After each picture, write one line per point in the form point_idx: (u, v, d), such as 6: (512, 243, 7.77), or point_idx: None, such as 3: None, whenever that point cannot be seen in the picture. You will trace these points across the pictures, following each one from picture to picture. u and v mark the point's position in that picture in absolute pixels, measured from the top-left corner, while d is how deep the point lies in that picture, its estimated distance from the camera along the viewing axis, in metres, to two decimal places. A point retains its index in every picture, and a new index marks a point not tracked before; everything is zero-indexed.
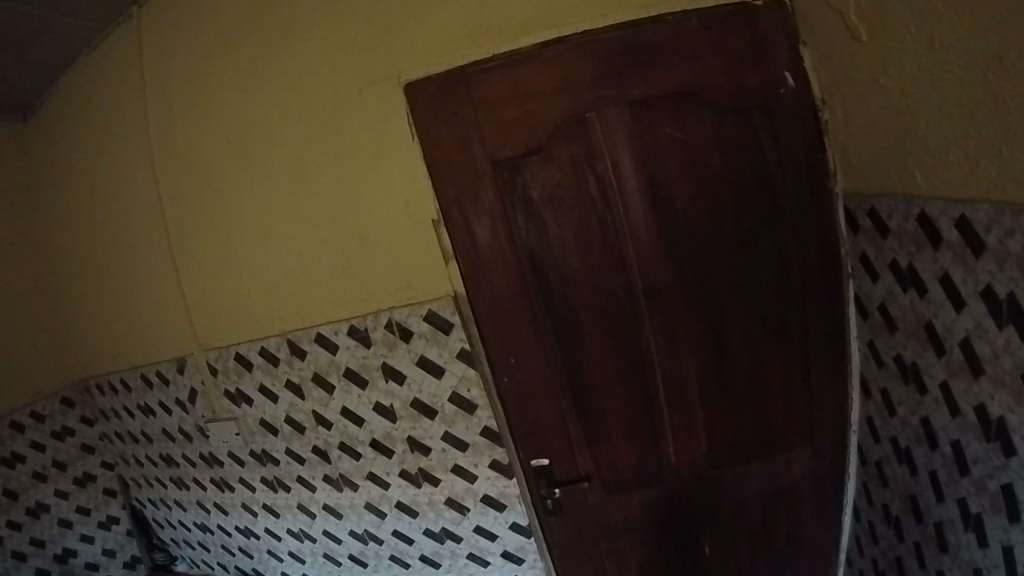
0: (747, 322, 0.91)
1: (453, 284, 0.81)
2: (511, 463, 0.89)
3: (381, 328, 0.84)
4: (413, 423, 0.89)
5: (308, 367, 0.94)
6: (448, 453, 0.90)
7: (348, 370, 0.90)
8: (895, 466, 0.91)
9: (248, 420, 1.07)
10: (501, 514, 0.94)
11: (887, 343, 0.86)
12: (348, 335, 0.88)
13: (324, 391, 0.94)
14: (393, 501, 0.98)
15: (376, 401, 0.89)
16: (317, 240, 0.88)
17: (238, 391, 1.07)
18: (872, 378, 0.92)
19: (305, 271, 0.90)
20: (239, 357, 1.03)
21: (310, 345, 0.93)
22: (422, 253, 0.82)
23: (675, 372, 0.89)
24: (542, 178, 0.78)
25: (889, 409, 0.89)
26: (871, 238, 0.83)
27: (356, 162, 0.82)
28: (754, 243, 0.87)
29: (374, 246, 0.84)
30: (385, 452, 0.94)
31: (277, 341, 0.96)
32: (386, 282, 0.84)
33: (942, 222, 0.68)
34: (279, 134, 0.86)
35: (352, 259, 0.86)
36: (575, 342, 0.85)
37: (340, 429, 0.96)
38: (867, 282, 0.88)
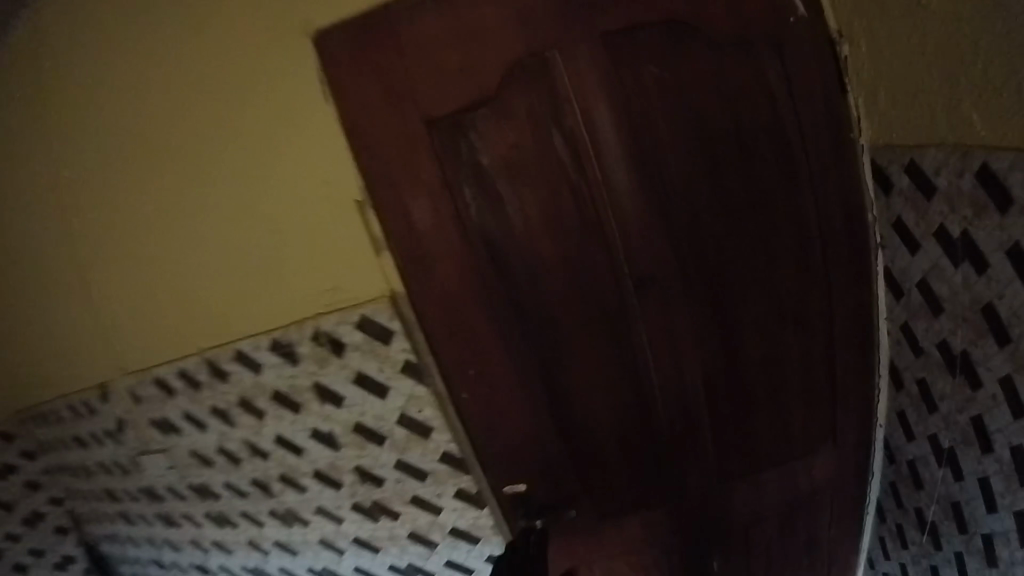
0: (757, 307, 0.76)
1: (390, 282, 0.64)
2: (480, 492, 0.75)
3: (308, 341, 0.69)
4: (360, 452, 0.76)
5: (234, 391, 0.78)
6: (405, 484, 0.77)
7: (276, 393, 0.75)
8: (935, 468, 0.86)
9: (181, 449, 0.89)
10: (475, 548, 0.81)
11: (930, 328, 0.79)
12: (271, 352, 0.72)
13: (253, 418, 0.79)
14: (350, 537, 0.85)
15: (314, 427, 0.76)
16: (215, 238, 0.69)
17: (164, 419, 0.88)
18: (908, 369, 0.87)
19: (206, 277, 0.71)
20: (158, 382, 0.84)
21: (231, 365, 0.76)
22: (348, 246, 0.64)
23: (671, 369, 0.76)
24: (493, 139, 0.62)
25: (928, 401, 0.83)
26: (910, 202, 0.74)
27: (251, 132, 0.63)
28: (765, 211, 0.71)
29: (287, 241, 0.65)
30: (332, 485, 0.81)
31: (196, 361, 0.79)
32: (306, 285, 0.67)
33: (1011, 178, 0.59)
34: (150, 100, 0.65)
35: (261, 259, 0.67)
36: (552, 342, 0.70)
37: (278, 459, 0.82)
38: (900, 255, 0.79)
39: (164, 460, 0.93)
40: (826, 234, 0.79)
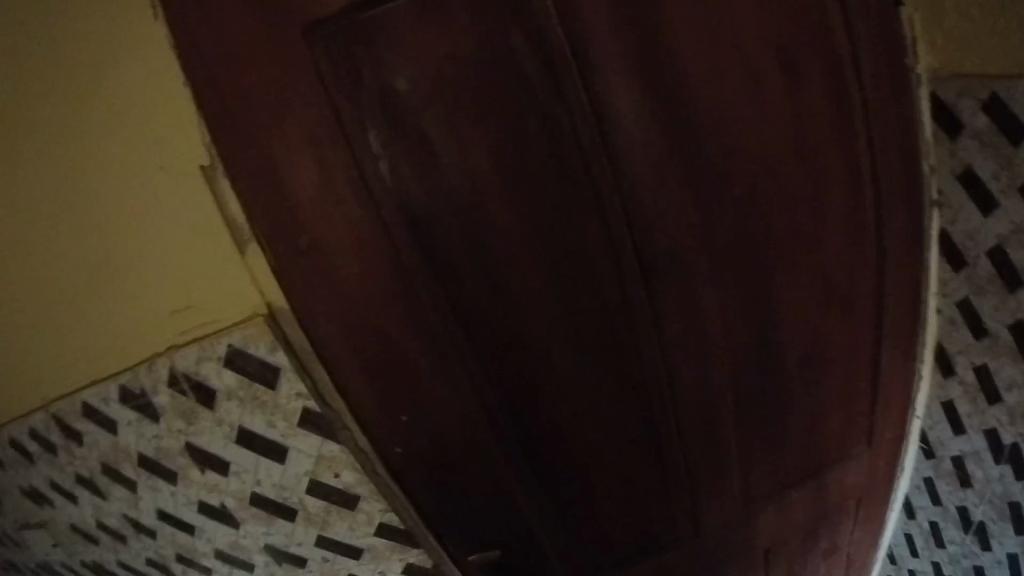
0: (794, 281, 0.60)
1: (266, 293, 0.45)
2: (437, 565, 0.60)
3: (165, 388, 0.49)
4: (268, 528, 0.57)
5: (93, 456, 0.56)
6: (335, 562, 0.59)
7: (144, 459, 0.54)
8: (987, 468, 0.71)
9: (59, 526, 0.65)
10: None
11: (1000, 306, 0.61)
12: (126, 407, 0.51)
13: (126, 490, 0.57)
14: None
15: (200, 500, 0.56)
16: (8, 243, 0.47)
17: (30, 489, 0.63)
18: (959, 353, 0.68)
19: (13, 305, 0.50)
20: (12, 446, 0.60)
21: (83, 424, 0.54)
22: (199, 244, 0.44)
23: (686, 381, 0.58)
24: (412, 52, 0.41)
25: (988, 394, 0.67)
26: (987, 149, 0.54)
27: (29, 77, 0.42)
28: (805, 154, 0.55)
29: (113, 243, 0.45)
30: (243, 566, 0.61)
31: (43, 418, 0.55)
32: (148, 307, 0.46)
33: None
34: None
35: (80, 270, 0.47)
36: (514, 353, 0.51)
37: (169, 538, 0.60)
38: (964, 214, 0.60)
39: (42, 539, 0.67)
40: (873, 188, 0.60)
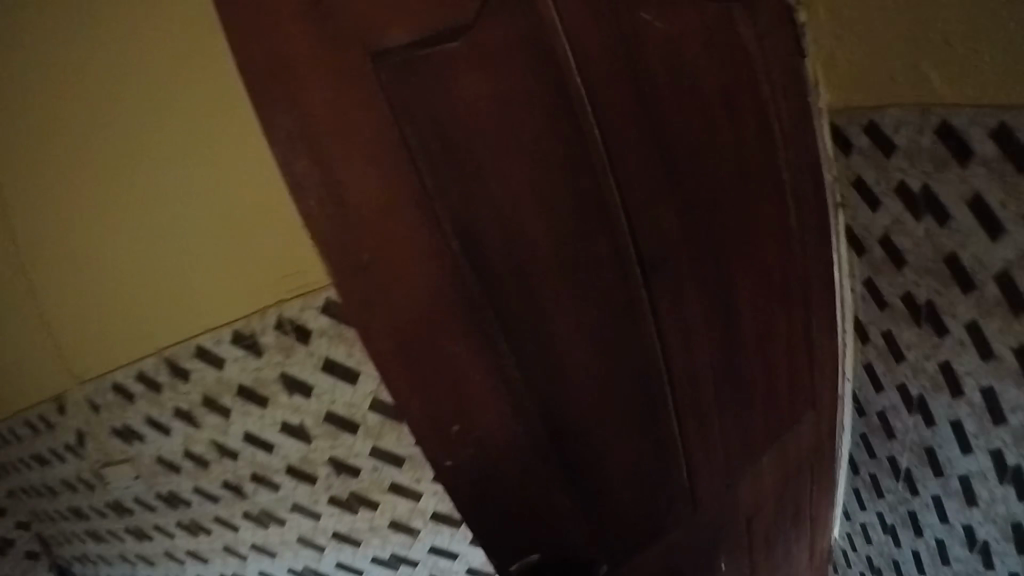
0: (748, 273, 0.79)
1: None
2: None
3: (272, 331, 0.80)
4: (334, 442, 0.86)
5: (196, 391, 0.88)
6: (382, 471, 0.87)
7: (242, 387, 0.85)
8: (904, 418, 0.92)
9: (142, 460, 0.98)
10: (456, 531, 0.90)
11: (893, 280, 0.83)
12: (235, 346, 0.82)
13: (219, 416, 0.88)
14: (329, 532, 0.93)
15: (284, 420, 0.86)
16: (180, 233, 0.77)
17: (124, 427, 0.96)
18: (871, 323, 0.90)
19: (174, 276, 0.80)
20: (142, 380, 0.91)
21: (193, 363, 0.86)
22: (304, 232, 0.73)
23: (673, 346, 0.75)
24: None
25: (896, 355, 0.88)
26: (868, 158, 0.78)
27: (203, 131, 0.71)
28: (749, 175, 0.75)
29: (250, 232, 0.74)
30: (308, 479, 0.89)
31: (156, 362, 0.88)
32: (272, 270, 0.75)
33: (975, 134, 0.65)
34: (116, 110, 0.74)
35: (227, 248, 0.75)
36: (539, 337, 0.63)
37: (248, 458, 0.90)
38: (862, 212, 0.83)
39: (128, 472, 1.00)
40: (796, 199, 0.80)
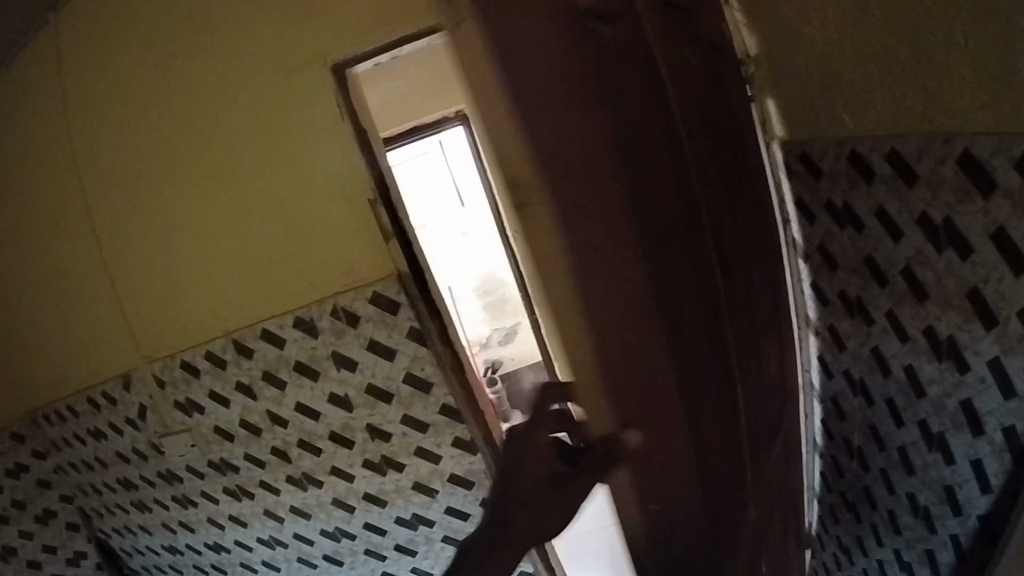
0: None
1: (397, 264, 0.92)
2: (472, 439, 0.99)
3: (328, 316, 0.97)
4: (371, 411, 1.01)
5: (257, 367, 1.06)
6: (409, 436, 1.01)
7: (298, 363, 1.02)
8: (850, 399, 1.07)
9: (202, 429, 1.18)
10: (470, 492, 1.05)
11: (833, 283, 1.01)
12: (294, 329, 1.00)
13: (275, 389, 1.06)
14: (360, 493, 1.12)
15: (331, 392, 1.02)
16: (263, 233, 0.98)
17: (186, 400, 1.17)
18: (819, 319, 1.08)
19: (253, 269, 1.01)
20: (209, 358, 1.10)
21: (256, 343, 1.05)
22: (363, 233, 0.93)
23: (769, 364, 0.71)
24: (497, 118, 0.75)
25: (839, 344, 1.05)
26: (806, 183, 0.97)
27: (294, 153, 0.94)
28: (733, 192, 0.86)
29: (325, 234, 0.95)
30: (346, 444, 1.06)
31: (223, 343, 1.07)
32: (333, 265, 0.95)
33: (873, 158, 0.83)
34: (221, 137, 0.97)
35: (302, 244, 0.96)
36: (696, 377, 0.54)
37: (295, 426, 1.09)
38: (806, 227, 1.02)
39: (187, 440, 1.21)
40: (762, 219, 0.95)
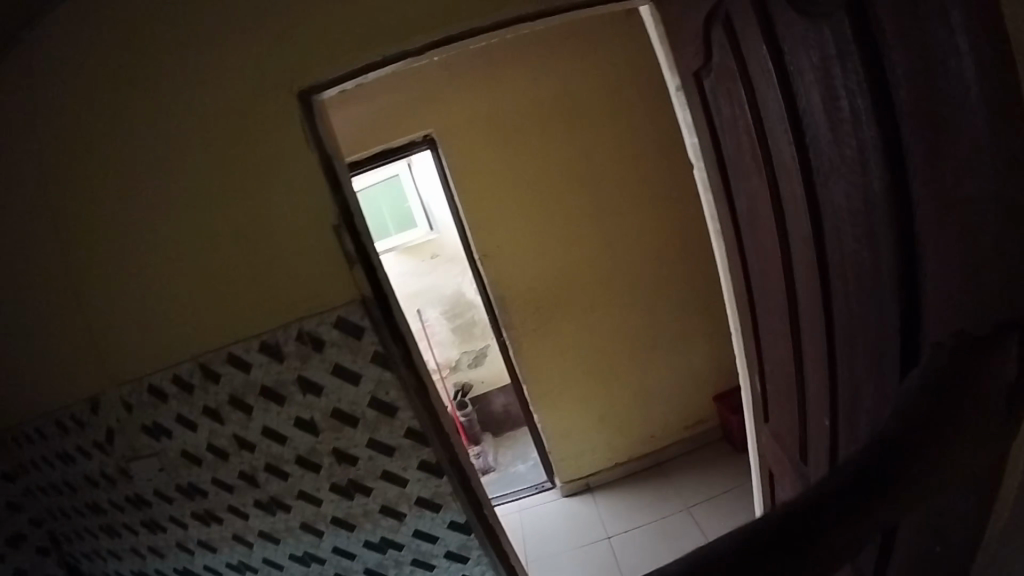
0: None
1: (361, 288, 0.93)
2: (437, 462, 1.00)
3: (293, 340, 0.97)
4: (338, 434, 1.01)
5: (224, 390, 1.06)
6: (376, 460, 1.01)
7: (264, 388, 1.02)
8: None
9: (169, 453, 1.17)
10: (438, 514, 1.05)
11: None
12: (260, 352, 1.00)
13: (242, 413, 1.06)
14: (329, 517, 1.11)
15: (297, 416, 1.02)
16: (231, 256, 0.99)
17: (154, 424, 1.15)
18: None
19: (221, 291, 1.01)
20: (177, 382, 1.09)
21: (224, 366, 1.04)
22: (328, 258, 0.94)
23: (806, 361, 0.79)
24: None
25: None
26: None
27: (258, 178, 0.95)
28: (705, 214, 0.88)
29: (291, 258, 0.95)
30: (313, 468, 1.06)
31: (191, 366, 1.07)
32: (300, 289, 0.95)
33: None
34: (189, 158, 0.97)
35: (267, 268, 0.97)
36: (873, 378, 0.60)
37: (264, 449, 1.08)
38: None
39: (154, 464, 1.20)
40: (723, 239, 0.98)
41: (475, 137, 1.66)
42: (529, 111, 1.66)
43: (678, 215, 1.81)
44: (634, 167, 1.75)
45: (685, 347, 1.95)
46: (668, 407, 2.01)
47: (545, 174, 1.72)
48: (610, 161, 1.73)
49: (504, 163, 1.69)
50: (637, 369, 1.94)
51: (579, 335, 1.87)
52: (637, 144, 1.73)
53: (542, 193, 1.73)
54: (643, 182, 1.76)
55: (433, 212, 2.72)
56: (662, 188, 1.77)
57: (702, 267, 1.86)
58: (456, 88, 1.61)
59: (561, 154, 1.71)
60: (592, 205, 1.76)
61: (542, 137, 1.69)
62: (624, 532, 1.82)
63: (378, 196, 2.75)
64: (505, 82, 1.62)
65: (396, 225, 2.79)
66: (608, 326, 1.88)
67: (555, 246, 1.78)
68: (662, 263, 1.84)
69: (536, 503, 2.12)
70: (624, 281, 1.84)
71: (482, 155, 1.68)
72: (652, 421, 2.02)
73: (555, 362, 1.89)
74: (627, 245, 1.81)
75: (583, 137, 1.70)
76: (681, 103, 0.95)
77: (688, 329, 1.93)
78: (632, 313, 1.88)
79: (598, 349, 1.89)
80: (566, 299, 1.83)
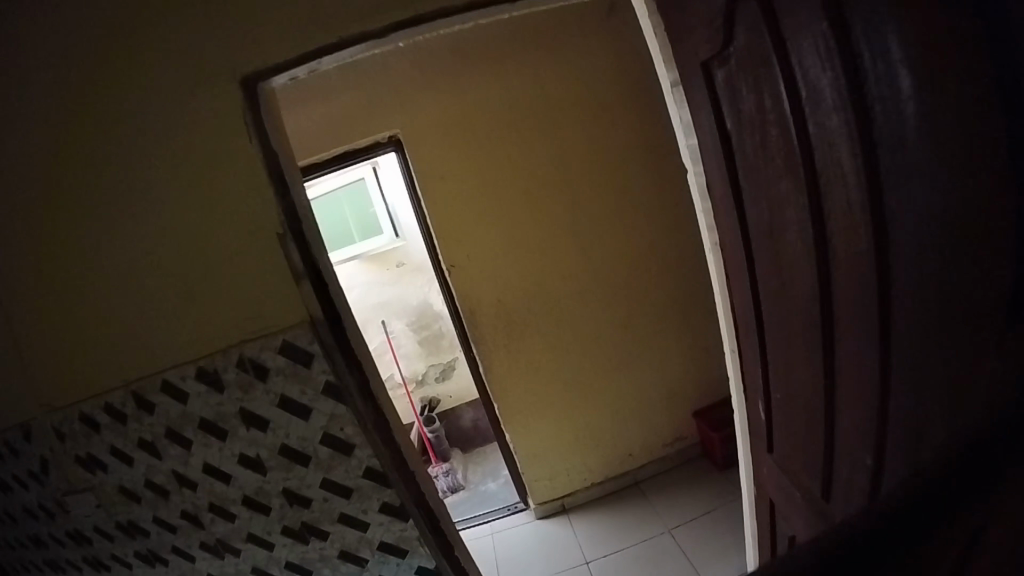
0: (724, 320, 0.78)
1: (312, 308, 0.77)
2: (401, 504, 0.88)
3: (233, 368, 0.81)
4: (288, 474, 0.87)
5: (159, 422, 0.89)
6: (331, 502, 0.89)
7: (202, 421, 0.87)
8: None
9: (106, 488, 0.99)
10: (403, 560, 0.93)
11: None
12: (197, 380, 0.83)
13: (180, 448, 0.91)
14: (282, 562, 0.98)
15: (241, 453, 0.88)
16: (145, 272, 0.77)
17: (89, 457, 0.96)
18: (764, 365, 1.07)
19: (138, 314, 0.80)
20: (108, 410, 0.89)
21: (159, 397, 0.86)
22: (272, 272, 0.77)
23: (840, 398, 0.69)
24: None
25: None
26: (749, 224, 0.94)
27: (181, 177, 0.74)
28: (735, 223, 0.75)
29: (227, 273, 0.77)
30: (261, 510, 0.93)
31: (123, 395, 0.87)
32: (236, 311, 0.79)
33: None
34: (77, 151, 0.72)
35: (198, 285, 0.78)
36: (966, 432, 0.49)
37: (207, 487, 0.94)
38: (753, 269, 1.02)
39: (90, 501, 1.00)
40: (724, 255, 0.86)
41: (447, 137, 1.54)
42: (504, 110, 1.55)
43: (660, 222, 1.72)
44: (615, 170, 1.65)
45: (667, 360, 1.86)
46: (649, 421, 1.93)
47: (524, 176, 1.61)
48: (592, 165, 1.63)
49: (479, 165, 1.58)
50: (618, 382, 1.85)
51: (558, 349, 1.77)
52: (618, 147, 1.64)
53: (520, 197, 1.62)
54: (625, 186, 1.67)
55: (399, 218, 2.62)
56: (644, 194, 1.69)
57: (685, 275, 1.78)
58: (426, 84, 1.48)
59: (540, 156, 1.60)
60: (572, 210, 1.66)
61: (520, 138, 1.58)
62: (604, 556, 1.73)
63: (342, 198, 2.61)
64: (480, 78, 1.50)
65: (359, 233, 2.67)
66: (588, 340, 1.78)
67: (533, 254, 1.67)
68: (644, 272, 1.75)
69: (509, 526, 2.01)
70: (604, 291, 1.75)
71: (455, 157, 1.56)
72: (633, 435, 1.93)
73: (531, 378, 1.78)
74: (608, 254, 1.72)
75: (563, 139, 1.60)
76: (679, 98, 0.82)
77: (670, 340, 1.84)
78: (613, 324, 1.78)
79: (576, 362, 1.80)
80: (545, 310, 1.73)
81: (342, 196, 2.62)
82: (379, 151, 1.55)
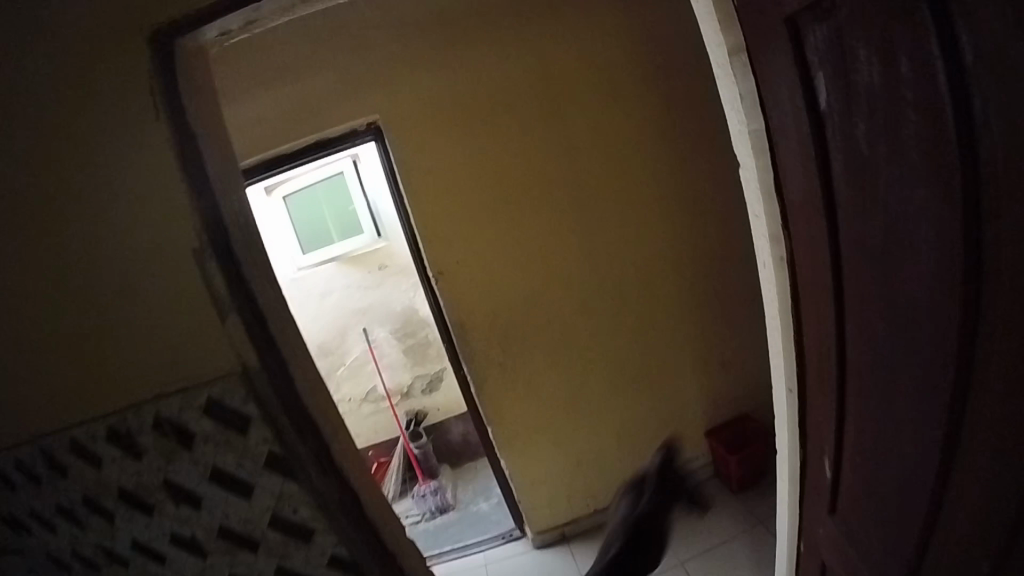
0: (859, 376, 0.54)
1: (241, 353, 0.54)
2: None
3: (150, 430, 0.59)
4: (232, 559, 0.67)
5: (75, 487, 0.64)
6: None
7: (124, 490, 0.63)
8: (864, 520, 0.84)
9: (33, 551, 0.75)
10: None
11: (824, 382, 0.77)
12: (109, 442, 0.60)
13: (104, 519, 0.66)
14: None
15: (173, 531, 0.66)
16: (6, 309, 0.54)
17: (12, 517, 0.71)
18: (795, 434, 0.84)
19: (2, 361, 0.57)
20: (19, 467, 0.64)
21: (71, 456, 0.62)
22: (183, 305, 0.54)
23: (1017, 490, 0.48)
24: None
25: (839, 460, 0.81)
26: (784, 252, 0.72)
27: (42, 176, 0.50)
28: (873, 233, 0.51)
29: (119, 306, 0.54)
30: None
31: (29, 451, 0.62)
32: (138, 362, 0.56)
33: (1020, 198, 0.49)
34: None
35: (80, 325, 0.55)
36: None
37: (140, 567, 0.71)
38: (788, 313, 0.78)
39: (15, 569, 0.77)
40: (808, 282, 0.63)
41: (436, 126, 1.32)
42: (503, 95, 1.34)
43: (676, 223, 1.53)
44: (628, 166, 1.45)
45: (679, 375, 1.68)
46: (659, 443, 1.74)
47: (523, 172, 1.40)
48: (602, 155, 1.43)
49: (473, 158, 1.37)
50: (625, 401, 1.67)
51: (559, 366, 1.58)
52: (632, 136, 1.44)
53: (519, 195, 1.41)
54: (639, 184, 1.47)
55: (381, 217, 2.42)
56: (659, 192, 1.49)
57: (701, 283, 1.60)
58: (411, 65, 1.27)
59: (542, 148, 1.39)
60: (579, 210, 1.45)
61: (520, 127, 1.37)
62: None
63: (323, 192, 2.41)
64: (473, 58, 1.30)
65: (338, 232, 2.47)
66: (593, 354, 1.59)
67: (534, 260, 1.47)
68: (657, 280, 1.56)
69: (504, 557, 1.81)
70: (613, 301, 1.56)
71: (445, 148, 1.34)
72: (641, 459, 1.75)
73: (530, 397, 1.59)
74: (617, 260, 1.52)
75: (569, 129, 1.40)
76: (741, 66, 0.59)
77: (683, 354, 1.66)
78: (621, 337, 1.59)
79: (580, 380, 1.61)
80: (546, 322, 1.53)
81: (323, 191, 2.41)
82: (356, 139, 1.32)
